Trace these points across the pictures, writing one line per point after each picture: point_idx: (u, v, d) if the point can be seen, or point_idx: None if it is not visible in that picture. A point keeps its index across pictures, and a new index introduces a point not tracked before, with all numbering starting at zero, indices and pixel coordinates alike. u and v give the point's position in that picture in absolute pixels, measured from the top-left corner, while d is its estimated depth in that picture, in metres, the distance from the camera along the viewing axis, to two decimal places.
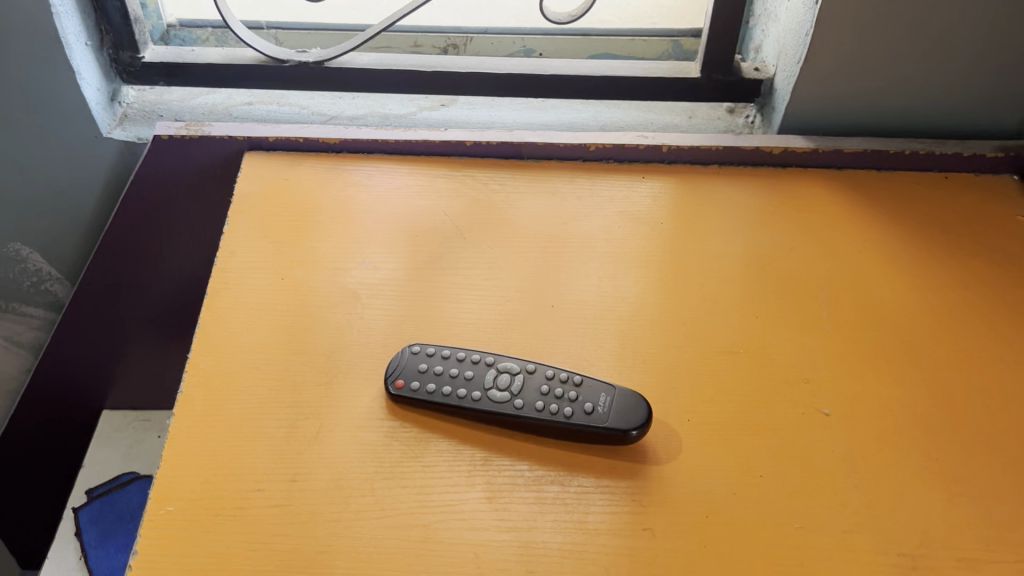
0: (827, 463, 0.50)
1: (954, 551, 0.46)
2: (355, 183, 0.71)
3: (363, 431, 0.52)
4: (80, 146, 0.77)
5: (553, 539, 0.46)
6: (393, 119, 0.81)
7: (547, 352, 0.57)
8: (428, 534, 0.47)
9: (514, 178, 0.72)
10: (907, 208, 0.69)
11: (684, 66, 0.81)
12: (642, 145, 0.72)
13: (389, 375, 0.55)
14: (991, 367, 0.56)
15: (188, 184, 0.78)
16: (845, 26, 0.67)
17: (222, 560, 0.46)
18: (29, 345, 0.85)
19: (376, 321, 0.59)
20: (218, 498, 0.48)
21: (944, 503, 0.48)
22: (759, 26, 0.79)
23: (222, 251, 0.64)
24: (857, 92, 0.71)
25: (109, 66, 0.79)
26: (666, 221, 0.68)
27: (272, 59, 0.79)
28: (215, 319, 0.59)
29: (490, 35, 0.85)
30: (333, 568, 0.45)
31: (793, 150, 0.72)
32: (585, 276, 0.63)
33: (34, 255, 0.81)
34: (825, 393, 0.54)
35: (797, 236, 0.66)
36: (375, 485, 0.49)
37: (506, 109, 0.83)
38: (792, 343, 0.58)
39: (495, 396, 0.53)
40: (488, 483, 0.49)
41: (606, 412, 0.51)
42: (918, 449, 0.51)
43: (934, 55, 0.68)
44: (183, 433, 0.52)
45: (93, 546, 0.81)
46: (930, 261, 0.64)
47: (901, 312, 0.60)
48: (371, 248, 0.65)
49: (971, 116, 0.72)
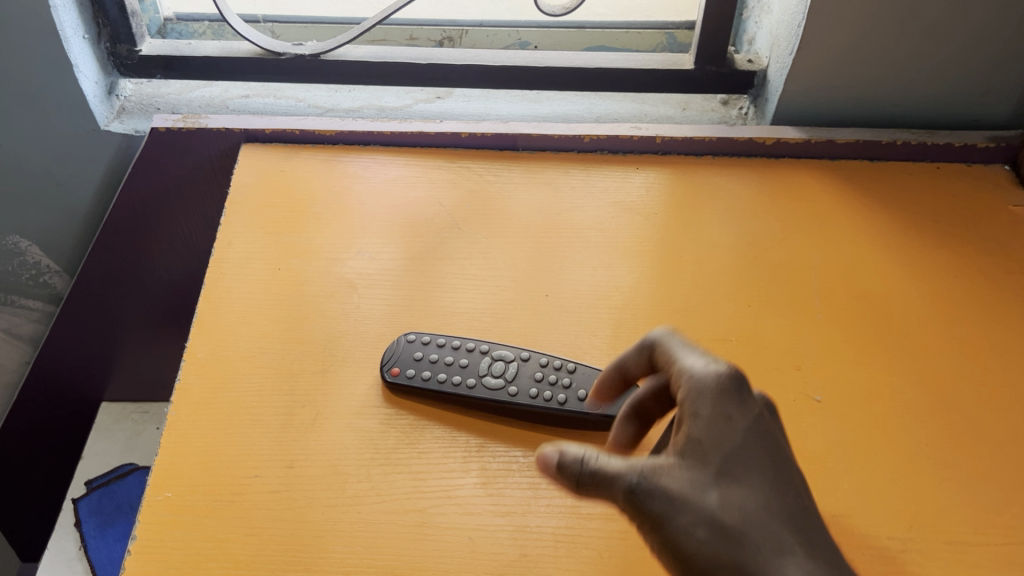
0: (818, 449, 0.51)
1: (943, 534, 0.46)
2: (351, 175, 0.71)
3: (358, 418, 0.53)
4: (78, 138, 0.78)
5: (547, 523, 0.47)
6: (389, 111, 0.82)
7: (541, 340, 0.58)
8: (423, 519, 0.47)
9: (510, 169, 0.72)
10: (899, 198, 0.69)
11: (677, 58, 0.82)
12: (637, 135, 0.72)
13: (385, 363, 0.55)
14: (984, 355, 0.57)
15: (186, 177, 0.79)
16: (838, 18, 0.67)
17: (218, 544, 0.46)
18: (28, 337, 0.86)
19: (373, 310, 0.60)
20: (216, 485, 0.49)
21: (934, 488, 0.49)
22: (752, 18, 0.79)
23: (219, 242, 0.64)
24: (849, 84, 0.72)
25: (107, 59, 0.79)
26: (659, 211, 0.68)
27: (269, 52, 0.80)
28: (212, 309, 0.59)
29: (485, 28, 0.86)
30: (330, 552, 0.46)
31: (786, 141, 0.72)
32: (579, 266, 0.64)
33: (33, 247, 0.82)
34: (816, 380, 0.55)
35: (789, 225, 0.67)
36: (371, 471, 0.50)
37: (501, 101, 0.83)
38: (783, 330, 0.58)
39: (490, 383, 0.53)
40: (482, 469, 0.50)
41: (599, 399, 0.52)
42: (909, 435, 0.52)
43: (926, 47, 0.69)
44: (180, 421, 0.52)
45: (93, 536, 0.81)
46: (922, 251, 0.65)
47: (893, 300, 0.61)
48: (367, 238, 0.66)
49: (961, 107, 0.73)
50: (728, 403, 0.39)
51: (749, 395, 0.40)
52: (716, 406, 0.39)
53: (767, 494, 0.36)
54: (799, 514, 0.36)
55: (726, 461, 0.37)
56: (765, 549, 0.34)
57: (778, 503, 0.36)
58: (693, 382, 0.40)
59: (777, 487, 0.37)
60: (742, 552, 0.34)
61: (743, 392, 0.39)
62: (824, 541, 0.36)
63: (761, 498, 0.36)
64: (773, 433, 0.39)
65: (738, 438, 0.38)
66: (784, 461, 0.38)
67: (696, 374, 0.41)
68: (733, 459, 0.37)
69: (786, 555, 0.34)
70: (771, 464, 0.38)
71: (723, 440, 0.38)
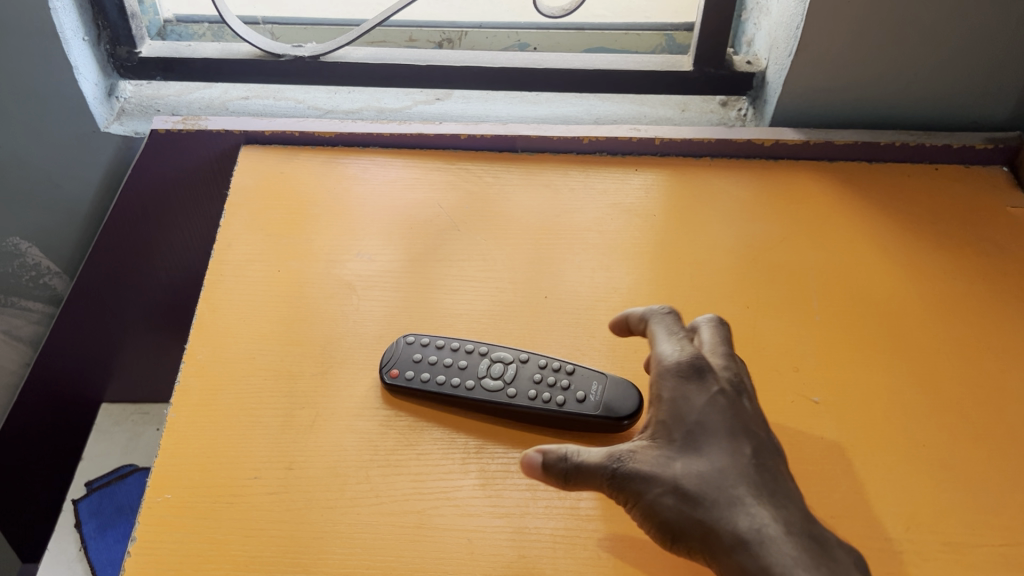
0: (816, 450, 0.51)
1: (941, 536, 0.46)
2: (350, 176, 0.71)
3: (357, 420, 0.53)
4: (78, 140, 0.78)
5: (546, 524, 0.47)
6: (388, 112, 0.82)
7: (540, 342, 0.58)
8: (422, 521, 0.47)
9: (509, 171, 0.73)
10: (897, 200, 0.69)
11: (676, 59, 0.82)
12: (636, 137, 0.72)
13: (384, 365, 0.55)
14: (981, 356, 0.57)
15: (186, 178, 0.79)
16: (836, 20, 0.67)
17: (218, 546, 0.46)
18: (28, 339, 0.86)
19: (372, 312, 0.60)
20: (216, 486, 0.49)
21: (931, 489, 0.49)
22: (751, 19, 0.79)
23: (219, 244, 0.64)
24: (848, 86, 0.72)
25: (106, 61, 0.79)
26: (658, 212, 0.68)
27: (268, 54, 0.80)
28: (211, 311, 0.59)
29: (484, 30, 0.86)
30: (329, 554, 0.46)
31: (785, 143, 0.72)
32: (578, 267, 0.64)
33: (33, 249, 0.83)
34: (815, 381, 0.55)
35: (788, 227, 0.67)
36: (370, 473, 0.50)
37: (500, 102, 0.84)
38: (782, 331, 0.58)
39: (489, 385, 0.53)
40: (481, 470, 0.50)
41: (598, 400, 0.52)
42: (907, 437, 0.52)
43: (924, 49, 0.69)
44: (180, 423, 0.52)
45: (93, 537, 0.81)
46: (920, 252, 0.65)
47: (890, 302, 0.61)
48: (366, 239, 0.66)
49: (959, 109, 0.73)
50: (688, 385, 0.46)
51: (707, 376, 0.47)
52: (678, 391, 0.46)
53: (728, 457, 0.43)
54: (758, 471, 0.43)
55: (688, 435, 0.44)
56: (725, 503, 0.41)
57: (735, 465, 0.43)
58: (659, 372, 0.48)
59: (734, 450, 0.44)
60: (706, 509, 0.41)
61: (701, 374, 0.47)
62: (782, 490, 0.43)
63: (717, 463, 0.43)
64: (732, 406, 0.46)
65: (698, 414, 0.45)
66: (739, 429, 0.45)
67: (661, 365, 0.48)
68: (694, 432, 0.44)
69: (744, 505, 0.41)
70: (729, 431, 0.44)
71: (684, 418, 0.45)
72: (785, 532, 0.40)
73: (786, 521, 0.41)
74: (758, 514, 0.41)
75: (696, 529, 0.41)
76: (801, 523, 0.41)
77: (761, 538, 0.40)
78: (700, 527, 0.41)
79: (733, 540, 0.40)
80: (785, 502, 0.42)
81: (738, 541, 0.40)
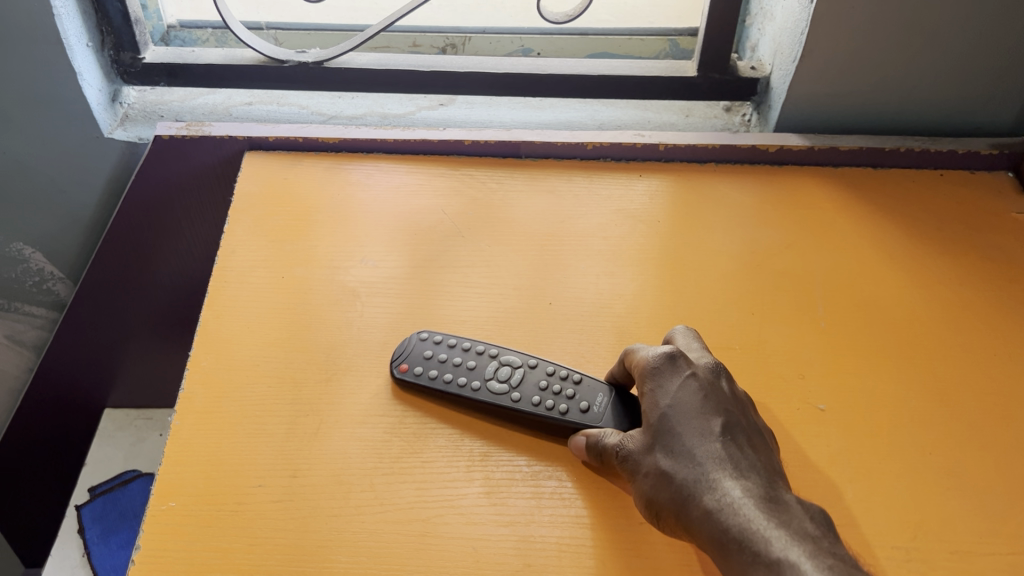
0: (823, 459, 0.51)
1: (948, 544, 0.46)
2: (354, 182, 0.71)
3: (361, 427, 0.53)
4: (81, 146, 0.78)
5: (550, 533, 0.47)
6: (391, 118, 0.82)
7: (544, 348, 0.58)
8: (427, 529, 0.47)
9: (512, 177, 0.72)
10: (903, 205, 0.69)
11: (680, 65, 0.82)
12: (640, 143, 0.72)
13: (396, 358, 0.56)
14: (987, 362, 0.57)
15: (189, 184, 0.79)
16: (841, 25, 0.67)
17: (223, 554, 0.46)
18: (31, 344, 0.86)
19: (376, 319, 0.60)
20: (220, 495, 0.49)
21: (938, 496, 0.49)
22: (756, 25, 0.79)
23: (223, 250, 0.64)
24: (853, 91, 0.72)
25: (110, 67, 0.79)
26: (663, 218, 0.68)
27: (272, 59, 0.80)
28: (215, 318, 0.59)
29: (488, 35, 0.86)
30: (334, 562, 0.46)
31: (789, 148, 0.72)
32: (583, 273, 0.64)
33: (37, 254, 0.83)
34: (821, 389, 0.55)
35: (793, 233, 0.67)
36: (374, 481, 0.50)
37: (504, 108, 0.84)
38: (787, 338, 0.58)
39: (494, 387, 0.53)
40: (485, 478, 0.50)
41: (601, 412, 0.51)
42: (913, 443, 0.52)
43: (929, 54, 0.69)
44: (184, 430, 0.52)
45: (96, 543, 0.82)
46: (926, 257, 0.65)
47: (896, 307, 0.61)
48: (371, 246, 0.66)
49: (965, 114, 0.73)
50: (662, 373, 0.49)
51: (680, 361, 0.49)
52: (655, 380, 0.49)
53: (696, 434, 0.45)
54: (726, 445, 0.45)
55: (661, 418, 0.47)
56: (692, 474, 0.44)
57: (703, 441, 0.45)
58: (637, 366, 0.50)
59: (703, 427, 0.46)
60: (675, 483, 0.44)
61: (673, 360, 0.49)
62: (751, 459, 0.44)
63: (686, 440, 0.45)
64: (704, 386, 0.48)
65: (670, 397, 0.47)
66: (711, 406, 0.47)
67: (638, 359, 0.51)
68: (667, 415, 0.47)
69: (708, 475, 0.43)
70: (701, 409, 0.46)
71: (657, 403, 0.47)
72: (743, 497, 0.42)
73: (748, 488, 0.42)
74: (720, 484, 0.43)
75: (668, 504, 0.44)
76: (762, 488, 0.42)
77: (721, 505, 0.42)
78: (671, 501, 0.44)
79: (699, 508, 0.42)
80: (749, 471, 0.43)
81: (702, 510, 0.42)
